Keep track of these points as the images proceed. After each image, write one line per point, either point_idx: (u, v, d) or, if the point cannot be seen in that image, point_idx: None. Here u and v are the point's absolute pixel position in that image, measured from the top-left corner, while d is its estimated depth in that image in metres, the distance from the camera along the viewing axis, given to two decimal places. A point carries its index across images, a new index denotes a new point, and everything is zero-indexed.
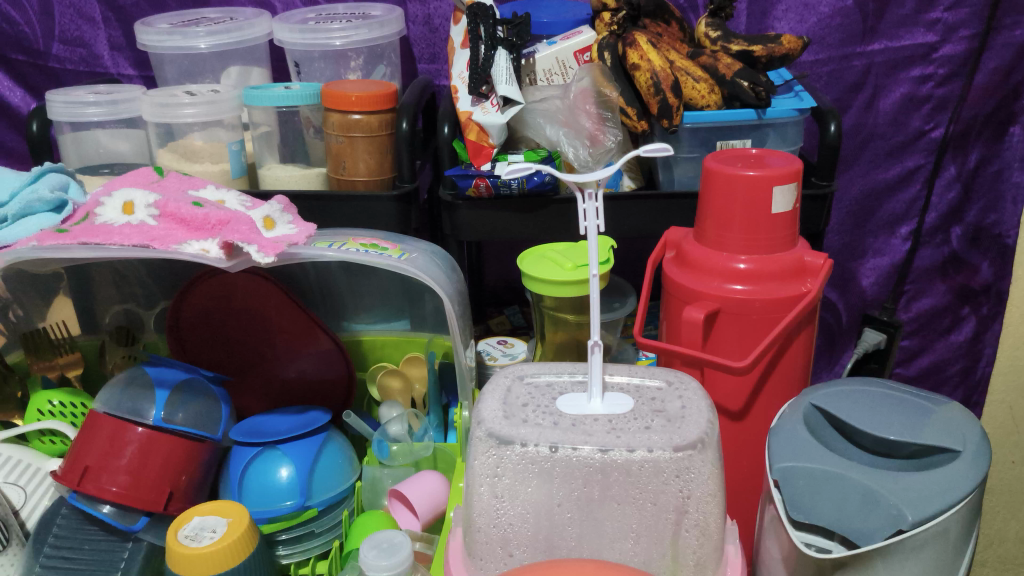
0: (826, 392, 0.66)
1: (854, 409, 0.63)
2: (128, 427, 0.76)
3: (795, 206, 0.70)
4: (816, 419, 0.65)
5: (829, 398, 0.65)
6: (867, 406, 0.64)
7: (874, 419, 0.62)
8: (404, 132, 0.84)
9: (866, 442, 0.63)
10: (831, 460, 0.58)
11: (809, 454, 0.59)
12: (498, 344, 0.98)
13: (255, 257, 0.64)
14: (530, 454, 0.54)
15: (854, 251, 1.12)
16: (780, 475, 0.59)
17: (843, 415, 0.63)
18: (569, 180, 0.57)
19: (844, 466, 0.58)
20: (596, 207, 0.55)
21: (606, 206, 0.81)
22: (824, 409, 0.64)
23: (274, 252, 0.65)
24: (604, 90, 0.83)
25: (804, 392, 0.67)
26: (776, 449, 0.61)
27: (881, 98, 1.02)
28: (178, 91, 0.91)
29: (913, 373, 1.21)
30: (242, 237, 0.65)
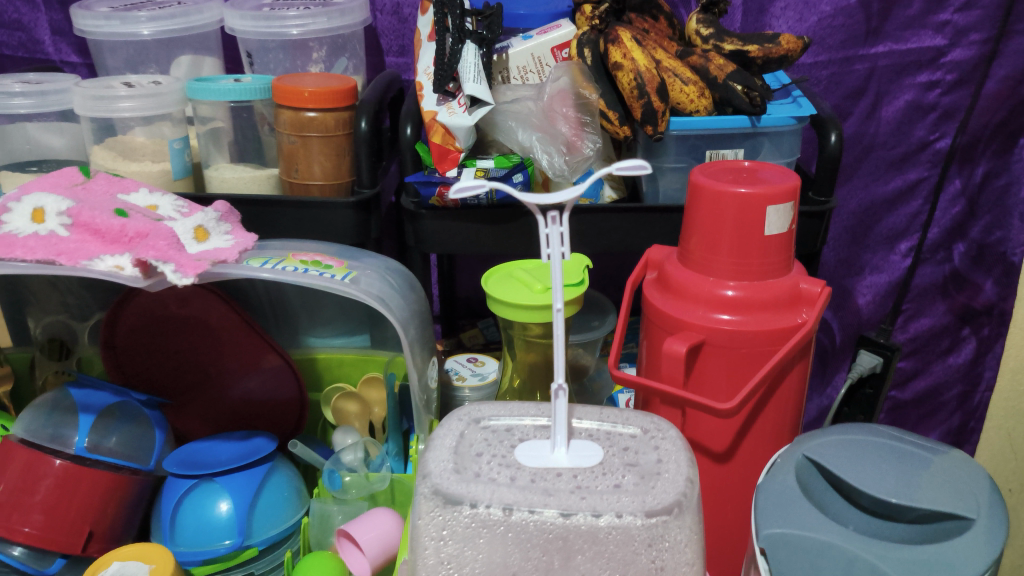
0: (818, 441, 0.59)
1: (853, 463, 0.56)
2: (45, 458, 0.68)
3: (791, 227, 0.62)
4: (809, 473, 0.57)
5: (822, 448, 0.58)
6: (864, 459, 0.57)
7: (874, 476, 0.55)
8: (362, 133, 0.75)
9: (864, 502, 0.56)
10: (827, 525, 0.51)
11: (803, 518, 0.52)
12: (468, 362, 0.88)
13: (172, 279, 0.57)
14: (481, 516, 0.46)
15: (850, 267, 1.05)
16: (769, 543, 0.51)
17: (839, 470, 0.56)
18: (528, 201, 0.49)
19: (842, 534, 0.50)
20: (561, 231, 0.48)
21: (572, 221, 0.73)
22: (818, 461, 0.57)
23: (193, 271, 0.58)
24: (583, 91, 0.75)
25: (796, 440, 0.60)
26: (765, 508, 0.53)
27: (884, 105, 0.95)
28: (116, 81, 0.82)
29: (909, 397, 1.14)
30: (158, 254, 0.57)
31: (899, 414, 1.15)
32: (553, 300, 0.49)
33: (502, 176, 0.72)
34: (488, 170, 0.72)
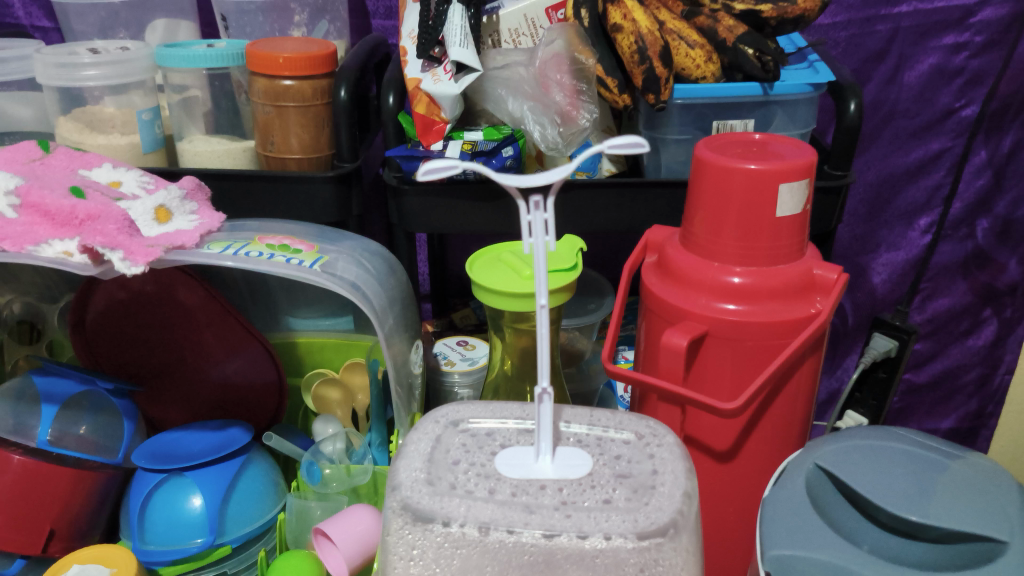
0: (834, 447, 0.55)
1: (870, 474, 0.52)
2: (5, 453, 0.63)
3: (806, 207, 0.57)
4: (821, 484, 0.53)
5: (838, 455, 0.54)
6: (883, 468, 0.53)
7: (891, 488, 0.51)
8: (341, 103, 0.69)
9: (882, 517, 0.51)
10: (835, 545, 0.48)
11: (811, 536, 0.49)
12: (457, 345, 0.83)
13: (121, 267, 0.56)
14: (454, 536, 0.42)
15: (865, 244, 0.99)
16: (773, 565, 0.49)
17: (853, 481, 0.52)
18: (508, 183, 0.44)
19: (847, 554, 0.47)
20: (546, 216, 0.43)
21: (557, 199, 0.68)
22: (832, 471, 0.53)
23: (144, 260, 0.56)
24: (580, 56, 0.69)
25: (810, 445, 0.56)
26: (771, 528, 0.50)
27: (907, 69, 0.89)
28: (79, 47, 0.77)
29: (924, 380, 1.09)
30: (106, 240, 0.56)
31: (913, 398, 1.10)
32: (536, 295, 0.44)
33: (491, 150, 0.67)
34: (476, 143, 0.67)
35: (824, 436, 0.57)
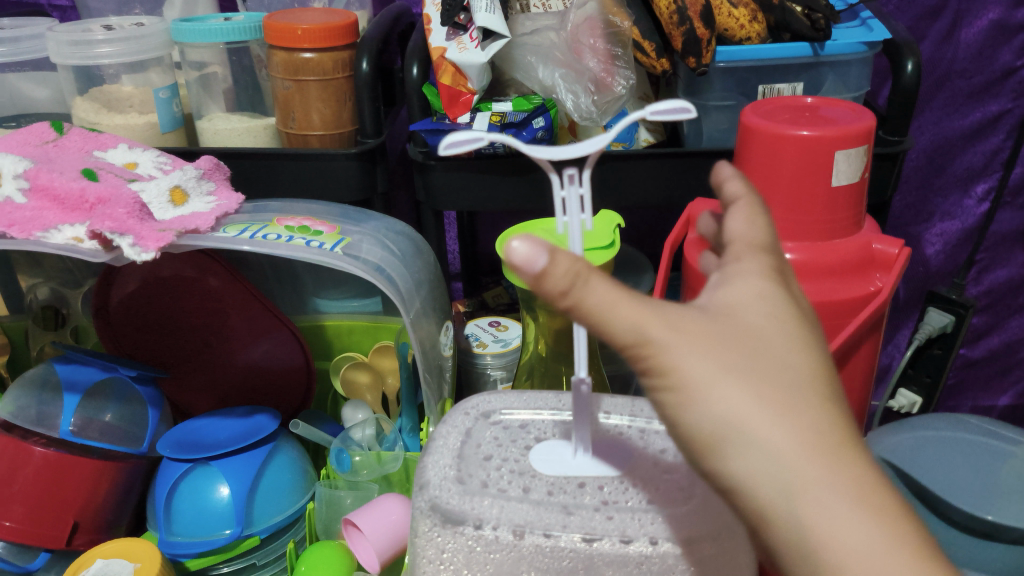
0: (896, 441, 0.55)
1: (937, 470, 0.52)
2: (28, 447, 0.63)
3: (864, 175, 0.54)
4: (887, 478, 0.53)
5: (902, 450, 0.54)
6: (946, 462, 0.52)
7: (962, 485, 0.51)
8: (363, 75, 0.66)
9: (955, 516, 0.50)
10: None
11: None
12: (489, 326, 0.80)
13: (131, 253, 0.53)
14: (487, 541, 0.39)
15: (918, 213, 0.94)
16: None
17: (922, 477, 0.51)
18: (541, 155, 0.40)
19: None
20: (582, 191, 0.39)
21: (595, 171, 0.64)
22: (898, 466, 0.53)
23: (155, 245, 0.53)
24: (614, 18, 0.65)
25: (871, 438, 0.56)
26: None
27: (964, 26, 0.83)
28: (94, 25, 0.74)
29: (980, 355, 1.03)
30: (116, 225, 0.53)
31: (968, 374, 1.04)
32: (572, 280, 0.40)
33: (522, 122, 0.64)
34: (505, 115, 0.63)
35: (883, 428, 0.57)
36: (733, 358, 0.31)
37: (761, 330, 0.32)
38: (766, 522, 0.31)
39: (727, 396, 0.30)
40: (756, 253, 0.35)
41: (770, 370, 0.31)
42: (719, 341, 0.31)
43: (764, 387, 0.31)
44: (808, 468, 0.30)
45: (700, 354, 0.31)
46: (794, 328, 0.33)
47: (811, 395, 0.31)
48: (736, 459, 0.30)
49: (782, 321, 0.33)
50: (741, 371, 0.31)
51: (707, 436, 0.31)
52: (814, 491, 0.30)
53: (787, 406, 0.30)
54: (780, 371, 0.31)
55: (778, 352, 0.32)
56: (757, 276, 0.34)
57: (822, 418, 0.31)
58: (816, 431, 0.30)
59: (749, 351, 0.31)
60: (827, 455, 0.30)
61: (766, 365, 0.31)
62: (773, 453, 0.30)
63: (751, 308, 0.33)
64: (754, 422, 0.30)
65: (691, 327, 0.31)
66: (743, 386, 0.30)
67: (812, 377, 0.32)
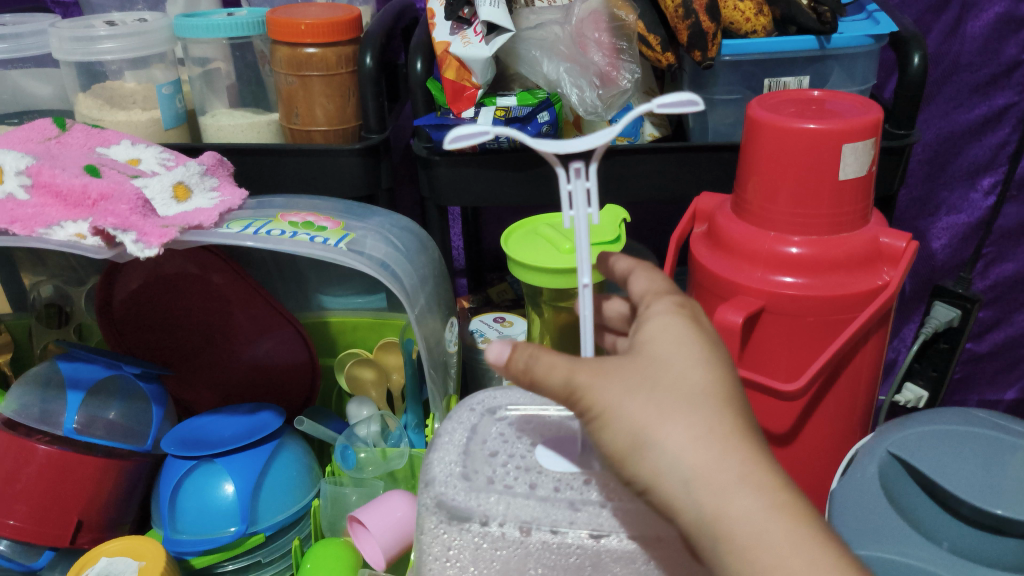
0: (904, 435, 0.54)
1: (946, 464, 0.51)
2: (31, 445, 0.63)
3: (872, 168, 0.53)
4: (893, 473, 0.53)
5: (909, 444, 0.54)
6: (954, 455, 0.52)
7: (971, 478, 0.50)
8: (367, 70, 0.65)
9: (964, 511, 0.50)
10: (913, 543, 0.47)
11: (882, 532, 0.47)
12: (494, 323, 0.79)
13: (134, 250, 0.53)
14: (495, 536, 0.41)
15: (924, 207, 0.93)
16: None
17: (929, 471, 0.51)
18: (545, 149, 0.40)
19: (928, 553, 0.46)
20: (587, 185, 0.39)
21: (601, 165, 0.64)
22: (905, 460, 0.53)
23: (158, 241, 0.53)
24: (620, 12, 0.65)
25: (879, 432, 0.55)
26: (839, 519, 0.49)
27: (970, 19, 0.82)
28: (96, 22, 0.74)
29: (986, 350, 1.02)
30: (118, 222, 0.53)
31: (975, 369, 1.04)
32: (577, 274, 0.40)
33: (526, 116, 0.63)
34: (510, 109, 0.63)
35: (890, 423, 0.56)
36: (635, 381, 0.38)
37: (662, 354, 0.38)
38: (673, 509, 0.37)
39: (632, 413, 0.37)
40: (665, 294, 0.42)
41: (667, 384, 0.37)
42: (625, 371, 0.38)
43: (663, 401, 0.37)
44: (699, 462, 0.36)
45: (610, 385, 0.38)
46: (699, 348, 0.39)
47: (711, 400, 0.37)
48: (643, 462, 0.37)
49: (687, 343, 0.39)
50: (641, 393, 0.37)
51: (621, 447, 0.37)
52: (707, 480, 0.36)
53: (682, 412, 0.37)
54: (678, 382, 0.38)
55: (677, 370, 0.38)
56: (665, 311, 0.41)
57: (713, 417, 0.37)
58: (705, 430, 0.36)
59: (648, 373, 0.38)
60: (718, 448, 0.36)
61: (663, 382, 0.37)
62: (671, 453, 0.36)
63: (657, 337, 0.39)
64: (653, 431, 0.37)
65: (605, 364, 0.38)
66: (644, 403, 0.37)
67: (706, 383, 0.38)
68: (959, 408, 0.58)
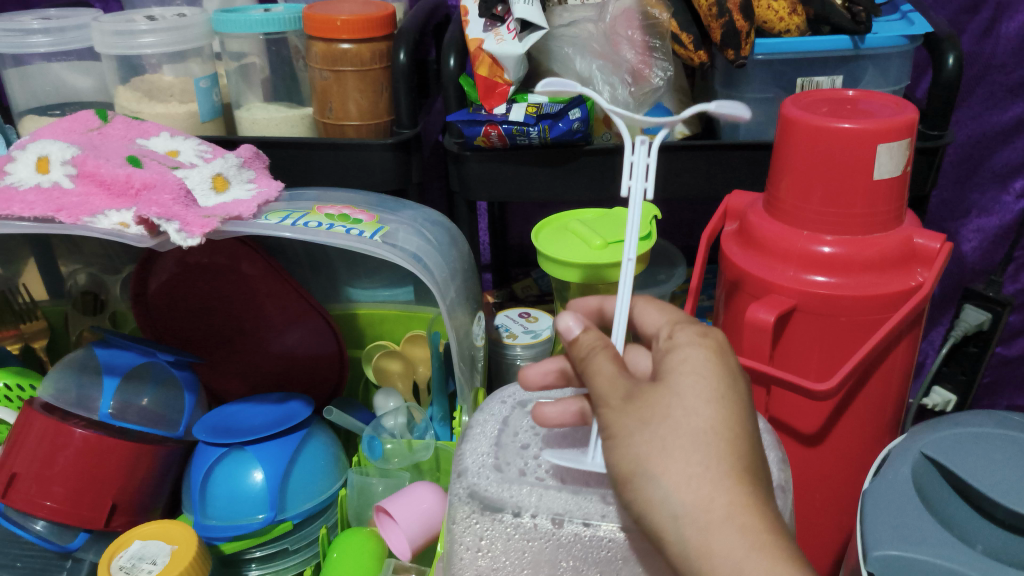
0: (936, 437, 0.54)
1: (979, 466, 0.51)
2: (68, 428, 0.64)
3: (906, 168, 0.53)
4: (926, 473, 0.53)
5: (943, 446, 0.53)
6: (988, 458, 0.52)
7: (1006, 482, 0.50)
8: (401, 66, 0.66)
9: (999, 514, 0.50)
10: (944, 543, 0.47)
11: (915, 534, 0.48)
12: (520, 318, 0.79)
13: (177, 239, 0.54)
14: (525, 527, 0.42)
15: (953, 209, 0.93)
16: (877, 566, 0.47)
17: (963, 473, 0.51)
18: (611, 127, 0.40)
19: (958, 554, 0.46)
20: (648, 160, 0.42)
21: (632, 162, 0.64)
22: (937, 462, 0.53)
23: (200, 231, 0.54)
24: (652, 10, 0.65)
25: (911, 433, 0.55)
26: (871, 519, 0.50)
27: (1003, 21, 0.82)
28: (137, 16, 0.75)
29: (1015, 354, 1.01)
30: (162, 211, 0.54)
31: (1004, 373, 1.03)
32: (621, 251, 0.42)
33: (557, 113, 0.62)
34: (541, 106, 0.63)
35: (920, 424, 0.56)
36: (648, 411, 0.38)
37: (682, 388, 0.38)
38: (663, 540, 0.37)
39: (639, 442, 0.37)
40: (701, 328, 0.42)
41: (675, 418, 0.37)
42: (642, 399, 0.38)
43: (669, 435, 0.37)
44: (691, 499, 0.36)
45: (625, 412, 0.38)
46: (717, 385, 0.38)
47: (714, 439, 0.37)
48: (641, 490, 0.37)
49: (705, 378, 0.38)
50: (649, 422, 0.38)
51: (623, 471, 0.38)
52: (696, 518, 0.36)
53: (684, 449, 0.37)
54: (687, 418, 0.37)
55: (689, 404, 0.38)
56: (695, 344, 0.40)
57: (717, 458, 0.36)
58: (702, 469, 0.36)
59: (663, 403, 0.38)
60: (712, 488, 0.36)
61: (674, 416, 0.37)
62: (667, 486, 0.36)
63: (681, 370, 0.39)
64: (654, 462, 0.37)
65: (625, 388, 0.39)
66: (649, 435, 0.37)
67: (715, 423, 0.37)
68: (989, 412, 0.58)
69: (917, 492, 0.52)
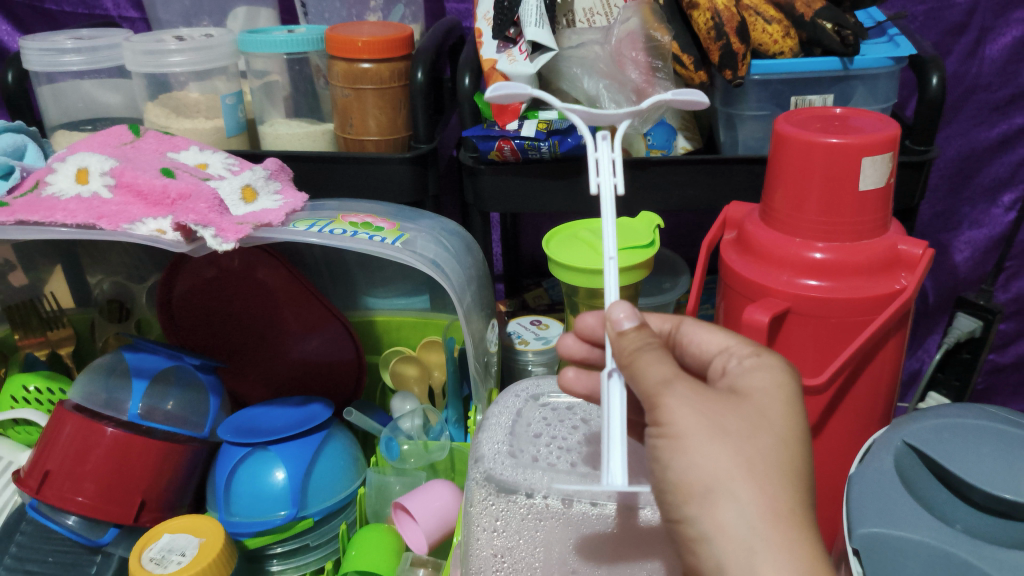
0: (919, 426, 0.57)
1: (959, 453, 0.54)
2: (97, 426, 0.68)
3: (890, 180, 0.57)
4: (909, 461, 0.56)
5: (925, 434, 0.57)
6: (970, 446, 0.55)
7: (984, 467, 0.53)
8: (418, 85, 0.70)
9: (976, 497, 0.53)
10: (926, 525, 0.50)
11: (898, 516, 0.50)
12: (531, 325, 0.83)
13: (212, 243, 0.57)
14: (538, 508, 0.47)
15: (946, 221, 0.96)
16: (863, 544, 0.50)
17: (943, 460, 0.54)
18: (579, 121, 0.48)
19: (941, 533, 0.49)
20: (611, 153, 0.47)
21: (635, 176, 0.68)
22: (920, 450, 0.56)
23: (235, 236, 0.57)
24: (654, 33, 0.69)
25: (895, 424, 0.58)
26: (859, 504, 0.53)
27: (989, 42, 0.85)
28: (167, 36, 0.79)
29: (1008, 361, 1.04)
30: (199, 218, 0.57)
31: (997, 380, 1.06)
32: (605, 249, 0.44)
33: (566, 129, 0.66)
34: (551, 122, 0.66)
35: (905, 415, 0.59)
36: (729, 425, 0.39)
37: (769, 410, 0.40)
38: (725, 568, 0.37)
39: (718, 454, 0.38)
40: (776, 355, 0.44)
41: (763, 445, 0.38)
42: (722, 410, 0.40)
43: (756, 458, 0.38)
44: (771, 535, 0.36)
45: (707, 417, 0.39)
46: (798, 424, 0.40)
47: (791, 478, 0.38)
48: (710, 509, 0.37)
49: (793, 414, 0.41)
50: (733, 438, 0.38)
51: (690, 481, 0.38)
52: (773, 555, 0.36)
53: (768, 480, 0.37)
54: (776, 446, 0.39)
55: (775, 435, 0.39)
56: (777, 372, 0.43)
57: (794, 496, 0.38)
58: (781, 506, 0.37)
59: (748, 425, 0.39)
60: (787, 537, 0.36)
61: (762, 441, 0.39)
62: (746, 511, 0.37)
63: (764, 396, 0.41)
64: (739, 484, 0.37)
65: (700, 391, 0.40)
66: (735, 450, 0.38)
67: (797, 461, 0.39)
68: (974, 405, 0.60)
69: (900, 476, 0.55)
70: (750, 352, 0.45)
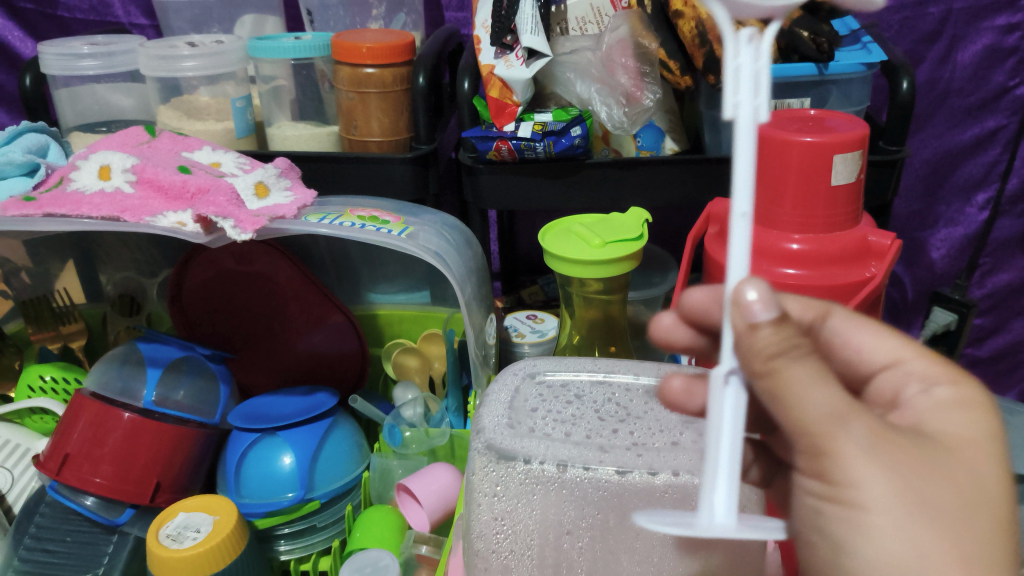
0: None
1: None
2: (114, 411, 0.71)
3: (860, 177, 0.61)
4: None
5: None
6: None
7: None
8: (420, 88, 0.74)
9: None
10: None
11: None
12: (527, 319, 0.87)
13: (231, 234, 0.61)
14: (535, 473, 0.49)
15: (923, 220, 1.01)
16: None
17: None
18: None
19: None
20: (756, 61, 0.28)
21: (626, 175, 0.72)
22: None
23: (252, 228, 0.61)
24: (643, 41, 0.74)
25: None
26: None
27: (960, 49, 0.89)
28: (178, 42, 0.82)
29: (985, 354, 1.09)
30: (218, 211, 0.61)
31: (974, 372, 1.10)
32: (731, 202, 0.28)
33: (559, 130, 0.69)
34: (546, 124, 0.70)
35: None
36: (927, 491, 0.32)
37: (978, 471, 0.33)
38: None
39: (914, 532, 0.31)
40: (976, 389, 0.38)
41: (969, 519, 0.32)
42: (919, 470, 0.33)
43: (957, 537, 0.31)
44: None
45: (897, 479, 0.32)
46: (1003, 483, 0.33)
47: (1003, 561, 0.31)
48: None
49: (995, 472, 0.34)
50: (933, 513, 0.32)
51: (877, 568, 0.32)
52: None
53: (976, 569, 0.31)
54: (981, 520, 0.32)
55: (977, 502, 0.32)
56: (978, 414, 0.36)
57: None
58: None
59: (948, 492, 0.32)
60: None
61: (966, 514, 0.32)
62: None
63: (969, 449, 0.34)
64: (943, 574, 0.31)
65: (887, 438, 0.33)
66: (931, 525, 0.31)
67: (1009, 542, 0.32)
68: None
69: None
70: (953, 386, 0.39)
